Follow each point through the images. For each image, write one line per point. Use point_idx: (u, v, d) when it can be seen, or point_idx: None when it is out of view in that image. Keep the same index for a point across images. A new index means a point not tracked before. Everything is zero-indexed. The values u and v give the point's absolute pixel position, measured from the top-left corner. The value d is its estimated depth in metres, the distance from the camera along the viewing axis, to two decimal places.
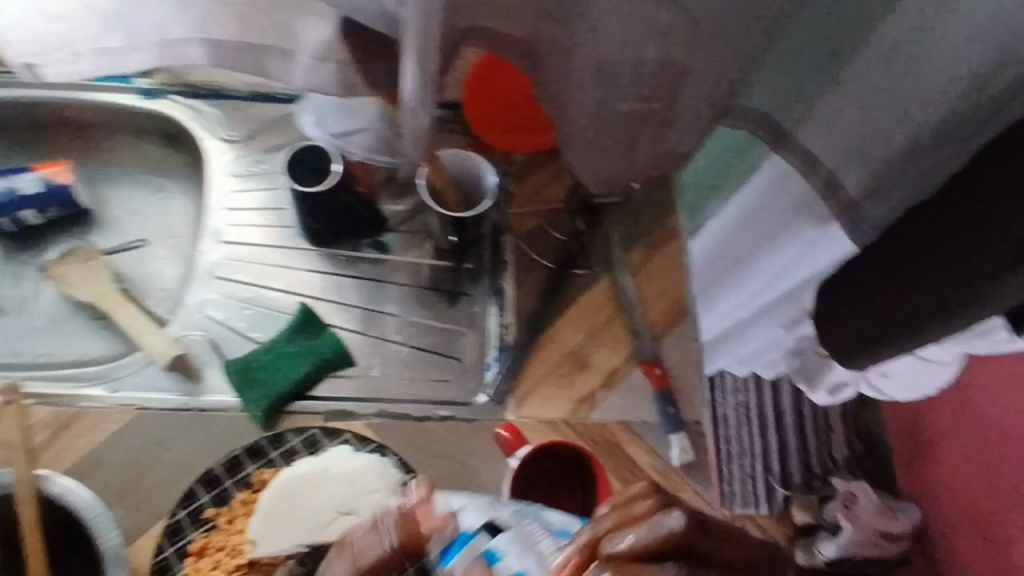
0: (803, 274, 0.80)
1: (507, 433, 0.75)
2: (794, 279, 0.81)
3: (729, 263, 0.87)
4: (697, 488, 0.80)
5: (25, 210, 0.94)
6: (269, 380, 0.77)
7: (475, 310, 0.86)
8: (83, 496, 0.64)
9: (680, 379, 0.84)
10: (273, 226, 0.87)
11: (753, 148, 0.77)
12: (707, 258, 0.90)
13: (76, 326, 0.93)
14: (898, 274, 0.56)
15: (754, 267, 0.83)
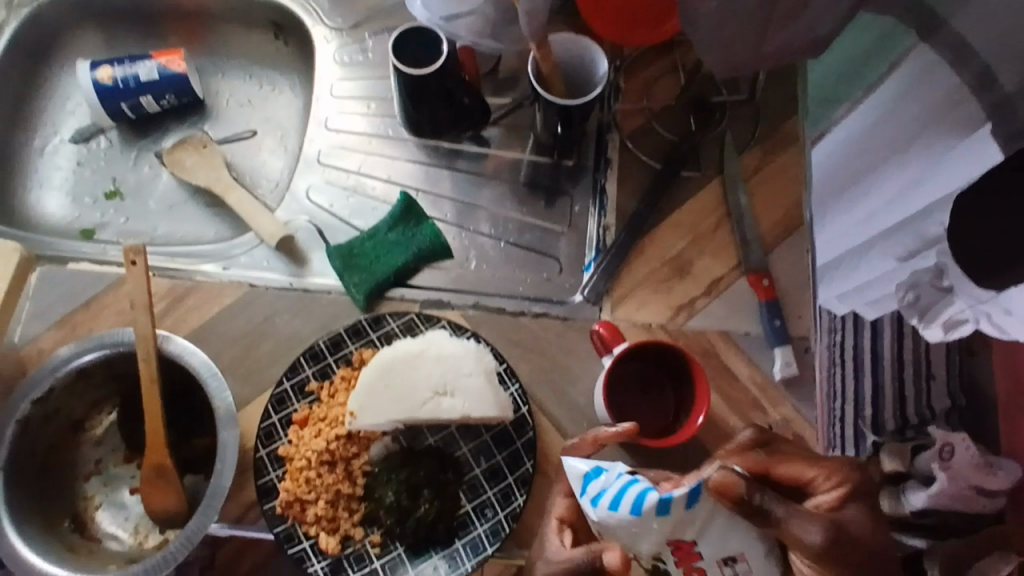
0: (944, 187, 0.58)
1: (604, 331, 0.71)
2: (934, 194, 0.58)
3: (842, 180, 0.74)
4: (799, 405, 0.76)
5: (143, 96, 0.97)
6: (371, 266, 0.78)
7: (575, 210, 0.83)
8: (199, 357, 0.67)
9: (788, 292, 0.80)
10: (377, 115, 0.87)
11: (896, 36, 0.60)
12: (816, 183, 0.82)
13: (191, 211, 0.97)
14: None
15: (878, 175, 0.67)
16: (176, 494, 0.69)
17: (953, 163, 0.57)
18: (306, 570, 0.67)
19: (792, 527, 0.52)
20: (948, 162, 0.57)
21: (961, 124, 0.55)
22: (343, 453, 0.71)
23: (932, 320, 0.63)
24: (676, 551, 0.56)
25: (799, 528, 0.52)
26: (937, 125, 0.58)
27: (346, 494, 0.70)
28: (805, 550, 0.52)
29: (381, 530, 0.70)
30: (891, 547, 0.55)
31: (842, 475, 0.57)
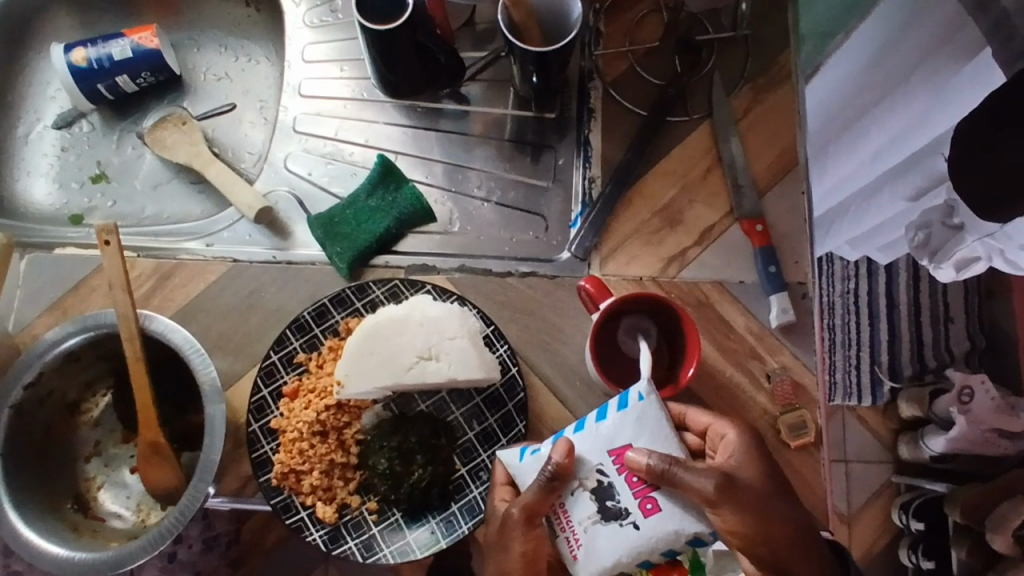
0: (934, 119, 0.68)
1: (590, 287, 0.69)
2: (925, 125, 0.70)
3: (849, 115, 0.78)
4: (797, 351, 0.74)
5: (119, 75, 0.95)
6: (353, 234, 0.77)
7: (560, 163, 0.81)
8: (183, 334, 0.66)
9: (784, 236, 0.77)
10: (351, 78, 0.85)
11: None
12: (816, 116, 0.83)
13: (178, 189, 0.96)
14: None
15: (906, 98, 0.70)
16: (173, 470, 0.70)
17: (909, 111, 0.70)
18: (305, 539, 0.67)
19: (688, 480, 0.55)
20: (949, 91, 0.65)
21: (947, 62, 0.64)
22: (334, 424, 0.71)
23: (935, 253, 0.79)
24: (615, 460, 0.58)
25: (691, 480, 0.55)
26: (919, 67, 0.67)
27: (340, 464, 0.70)
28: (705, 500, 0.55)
29: (377, 496, 0.70)
30: (781, 487, 0.60)
31: (726, 428, 0.63)
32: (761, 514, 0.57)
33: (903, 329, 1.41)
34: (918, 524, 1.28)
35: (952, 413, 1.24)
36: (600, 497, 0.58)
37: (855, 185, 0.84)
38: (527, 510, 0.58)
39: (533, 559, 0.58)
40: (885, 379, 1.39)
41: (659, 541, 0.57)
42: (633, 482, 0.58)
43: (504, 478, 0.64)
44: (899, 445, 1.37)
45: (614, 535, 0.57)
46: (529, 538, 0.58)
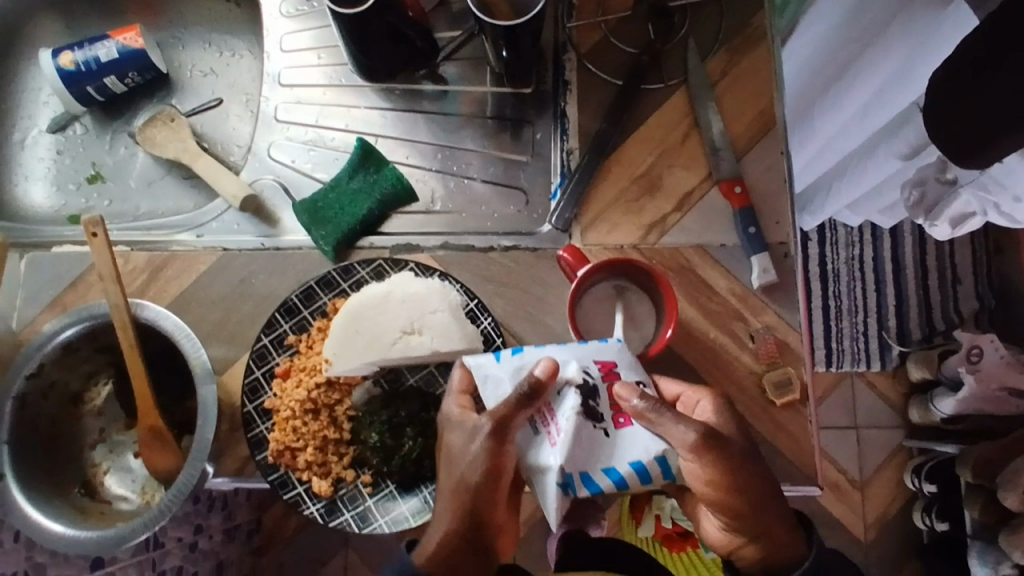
0: (920, 65, 0.70)
1: (568, 256, 0.70)
2: (915, 69, 0.71)
3: (832, 73, 0.79)
4: (780, 310, 0.74)
5: (107, 77, 0.97)
6: (337, 217, 0.78)
7: (538, 137, 0.81)
8: (173, 320, 0.68)
9: (763, 197, 0.77)
10: (329, 65, 0.86)
11: None
12: (800, 80, 0.84)
13: (169, 184, 0.99)
14: (999, 61, 0.55)
15: (887, 49, 0.71)
16: (172, 453, 0.72)
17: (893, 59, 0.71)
18: (302, 513, 0.70)
19: (666, 427, 0.55)
20: (931, 37, 0.66)
21: (922, 11, 0.65)
22: (326, 401, 0.73)
23: (930, 212, 0.83)
24: (601, 370, 0.58)
25: (672, 428, 0.55)
26: (895, 18, 0.67)
27: (334, 440, 0.73)
28: (683, 447, 0.54)
29: (371, 470, 0.72)
30: (756, 445, 0.60)
31: (699, 395, 0.63)
32: (738, 466, 0.56)
33: (910, 292, 1.39)
34: (931, 486, 1.26)
35: (962, 373, 1.22)
36: (583, 395, 0.56)
37: (856, 135, 0.87)
38: (498, 419, 0.56)
39: (497, 471, 0.57)
40: (893, 344, 1.37)
41: (626, 448, 0.56)
42: (614, 391, 0.57)
43: (463, 385, 0.63)
44: (910, 410, 1.35)
45: (588, 437, 0.55)
46: (499, 447, 0.56)
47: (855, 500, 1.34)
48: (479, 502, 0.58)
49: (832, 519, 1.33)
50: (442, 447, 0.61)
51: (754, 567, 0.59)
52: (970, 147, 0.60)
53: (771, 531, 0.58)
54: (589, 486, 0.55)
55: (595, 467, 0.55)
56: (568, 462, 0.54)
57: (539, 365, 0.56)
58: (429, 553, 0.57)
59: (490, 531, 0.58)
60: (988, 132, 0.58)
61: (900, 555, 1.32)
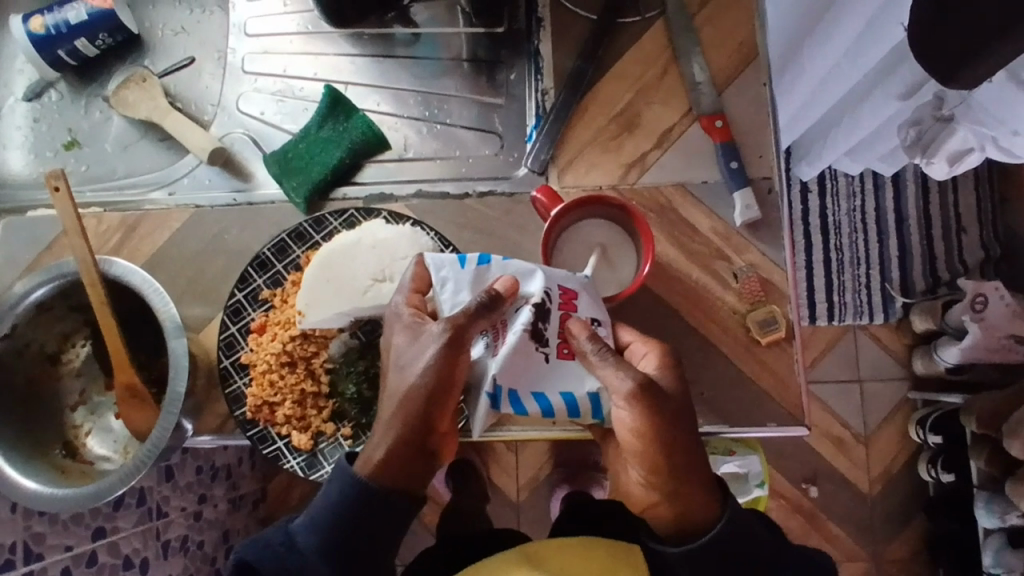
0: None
1: (543, 198, 0.68)
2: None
3: None
4: (764, 248, 0.72)
5: (78, 39, 0.95)
6: (307, 168, 0.76)
7: (512, 79, 0.80)
8: (140, 275, 0.67)
9: (746, 132, 0.74)
10: (297, 11, 0.85)
11: None
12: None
13: (146, 148, 0.96)
14: None
15: None
16: (151, 411, 0.71)
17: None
18: (283, 467, 0.69)
19: (604, 372, 0.55)
20: None
21: None
22: (301, 354, 0.71)
23: (927, 149, 0.80)
24: (561, 297, 0.58)
25: (611, 374, 0.54)
26: None
27: (312, 393, 0.71)
28: (617, 394, 0.54)
29: (351, 423, 0.71)
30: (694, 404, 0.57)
31: (645, 347, 0.60)
32: (671, 422, 0.54)
33: (912, 240, 1.36)
34: (935, 437, 1.23)
35: (966, 322, 1.19)
36: (535, 317, 0.56)
37: (851, 75, 0.88)
38: (455, 327, 0.54)
39: (447, 383, 0.56)
40: (897, 296, 1.34)
41: (562, 379, 0.57)
42: (566, 320, 0.57)
43: (416, 285, 0.61)
44: (914, 360, 1.32)
45: (530, 359, 0.56)
46: (453, 356, 0.55)
47: (859, 454, 1.33)
48: (429, 411, 0.57)
49: (836, 474, 1.32)
50: (388, 350, 0.60)
51: (665, 528, 0.56)
52: (957, 60, 0.57)
53: (688, 490, 0.55)
54: (514, 404, 0.57)
55: (526, 389, 0.56)
56: (501, 374, 0.55)
57: (499, 280, 0.57)
58: (378, 463, 0.57)
59: (435, 436, 0.58)
60: (975, 43, 0.55)
61: (905, 506, 1.31)
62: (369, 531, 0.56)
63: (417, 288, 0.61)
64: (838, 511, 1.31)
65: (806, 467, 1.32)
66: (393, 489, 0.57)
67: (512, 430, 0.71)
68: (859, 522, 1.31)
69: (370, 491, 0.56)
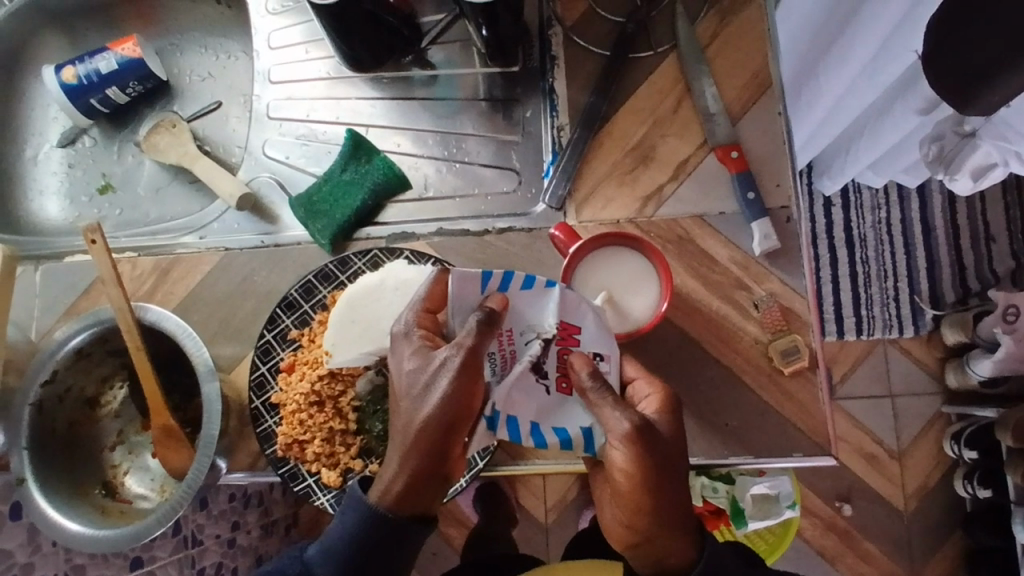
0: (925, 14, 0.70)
1: (560, 234, 0.70)
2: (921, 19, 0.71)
3: (845, 14, 0.80)
4: (784, 276, 0.72)
5: (109, 87, 0.99)
6: (330, 211, 0.78)
7: (528, 116, 0.81)
8: (174, 320, 0.69)
9: (762, 160, 0.75)
10: (318, 58, 0.88)
11: None
12: (819, 20, 0.85)
13: (177, 190, 1.01)
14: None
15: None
16: (187, 451, 0.73)
17: (891, 8, 0.72)
18: (314, 504, 0.71)
19: (604, 410, 0.54)
20: None
21: None
22: (329, 393, 0.73)
23: (949, 166, 0.80)
24: (562, 332, 0.59)
25: (609, 413, 0.54)
26: None
27: (340, 431, 0.73)
28: (614, 433, 0.54)
29: (378, 459, 0.73)
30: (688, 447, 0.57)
31: (647, 390, 0.60)
32: (663, 468, 0.54)
33: (940, 252, 1.34)
34: (971, 453, 1.21)
35: (998, 334, 1.16)
36: (538, 352, 0.58)
37: (870, 92, 0.88)
38: (467, 352, 0.54)
39: (465, 411, 0.55)
40: (926, 308, 1.32)
41: (558, 414, 0.59)
42: (564, 357, 0.58)
43: (430, 304, 0.61)
44: (947, 374, 1.30)
45: (530, 390, 0.58)
46: (468, 383, 0.55)
47: (893, 471, 1.30)
48: (446, 439, 0.56)
49: (870, 491, 1.30)
50: (396, 376, 0.59)
51: (643, 565, 0.57)
52: (975, 85, 0.57)
53: (667, 535, 0.55)
54: (510, 430, 0.59)
55: (526, 417, 0.58)
56: (500, 400, 0.57)
57: (491, 298, 0.57)
58: (398, 492, 0.58)
59: (449, 461, 0.57)
60: (988, 68, 0.54)
61: (943, 523, 1.28)
62: (385, 551, 0.59)
63: (431, 307, 0.61)
64: (874, 529, 1.29)
65: (839, 485, 1.30)
66: (411, 515, 0.59)
67: (535, 463, 0.73)
68: (897, 540, 1.29)
69: (389, 520, 0.58)
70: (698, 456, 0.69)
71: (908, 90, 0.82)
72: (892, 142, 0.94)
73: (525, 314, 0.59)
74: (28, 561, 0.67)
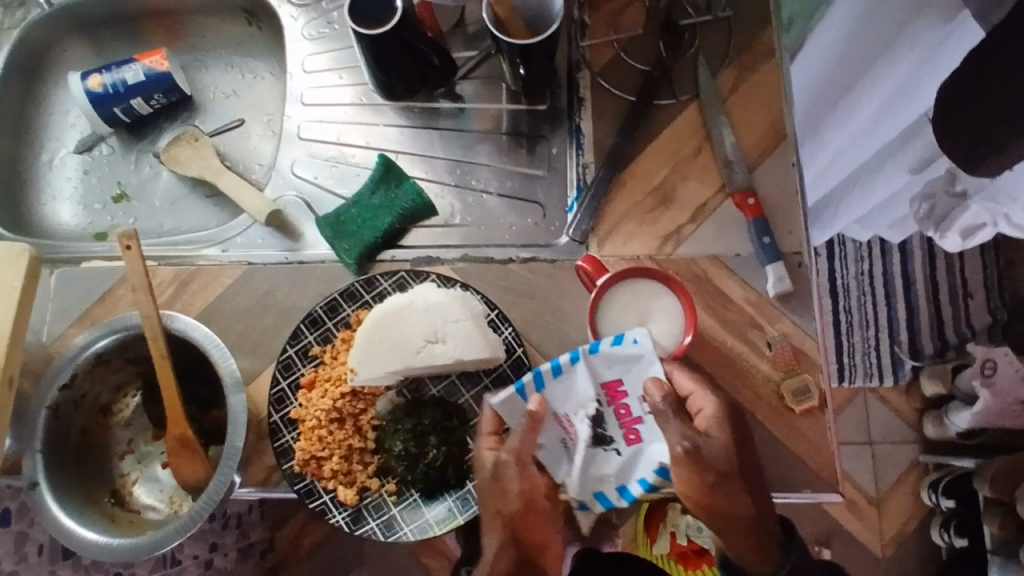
0: (929, 80, 0.75)
1: (586, 265, 0.72)
2: (924, 86, 0.76)
3: (843, 81, 0.85)
4: (796, 318, 0.75)
5: (133, 98, 1.00)
6: (358, 232, 0.80)
7: (553, 152, 0.84)
8: (203, 330, 0.70)
9: (777, 207, 0.79)
10: (349, 83, 0.90)
11: None
12: (818, 81, 0.89)
13: (194, 203, 1.01)
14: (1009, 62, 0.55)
15: (893, 57, 0.75)
16: (202, 463, 0.73)
17: (894, 75, 0.78)
18: (329, 521, 0.70)
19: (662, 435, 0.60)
20: (941, 49, 0.71)
21: (924, 26, 0.70)
22: (350, 410, 0.74)
23: (940, 224, 0.86)
24: (607, 392, 0.63)
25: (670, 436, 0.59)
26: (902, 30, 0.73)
27: (359, 449, 0.73)
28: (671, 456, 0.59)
29: (395, 479, 0.73)
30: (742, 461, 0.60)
31: (705, 402, 0.62)
32: (718, 485, 0.58)
33: (921, 306, 1.38)
34: (948, 502, 1.24)
35: (976, 386, 1.20)
36: (594, 423, 0.62)
37: (868, 147, 0.92)
38: (518, 452, 0.61)
39: (531, 499, 0.61)
40: (906, 358, 1.37)
41: (634, 466, 0.62)
42: (620, 413, 0.63)
43: (492, 428, 0.65)
44: (925, 424, 1.34)
45: (604, 460, 0.62)
46: (527, 478, 0.61)
47: (872, 516, 1.33)
48: (518, 526, 0.61)
49: (849, 535, 1.32)
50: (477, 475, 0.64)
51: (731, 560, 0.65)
52: (987, 146, 0.60)
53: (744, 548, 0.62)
54: (601, 502, 0.63)
55: (609, 487, 0.62)
56: (579, 487, 0.61)
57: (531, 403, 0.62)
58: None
59: (534, 549, 0.61)
60: (998, 131, 0.58)
61: (920, 570, 1.31)
62: None
63: (492, 423, 0.65)
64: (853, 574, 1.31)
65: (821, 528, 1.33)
66: None
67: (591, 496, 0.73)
68: None
69: None
70: None
71: (903, 146, 0.87)
72: (884, 195, 0.99)
73: (574, 392, 0.62)
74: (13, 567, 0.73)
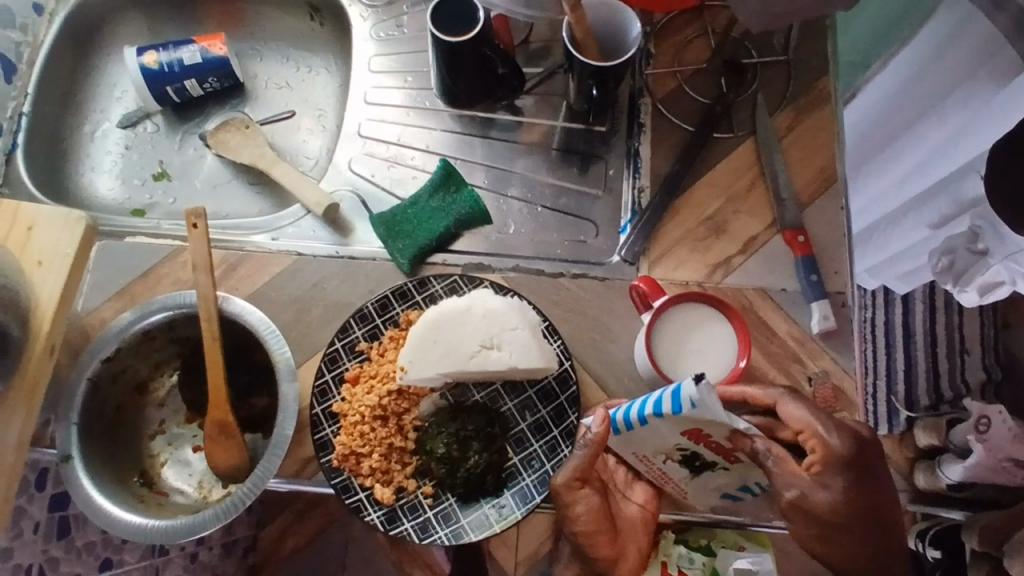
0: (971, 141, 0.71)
1: (643, 287, 0.73)
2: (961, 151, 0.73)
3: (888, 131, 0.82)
4: (837, 357, 0.77)
5: (187, 79, 1.01)
6: (414, 233, 0.82)
7: (610, 173, 0.85)
8: (258, 316, 0.70)
9: (824, 248, 0.81)
10: (411, 87, 0.91)
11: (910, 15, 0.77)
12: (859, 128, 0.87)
13: (237, 189, 1.01)
14: None
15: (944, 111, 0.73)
16: (239, 449, 0.72)
17: (944, 130, 0.74)
18: (363, 519, 0.70)
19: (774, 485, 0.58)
20: (987, 112, 0.68)
21: (984, 84, 0.67)
22: (394, 409, 0.74)
23: (958, 278, 0.81)
24: (692, 435, 0.58)
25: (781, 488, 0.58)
26: (959, 86, 0.70)
27: (399, 448, 0.73)
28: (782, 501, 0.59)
29: (432, 482, 0.72)
30: (863, 512, 0.58)
31: (819, 442, 0.60)
32: (832, 534, 0.58)
33: (918, 358, 1.38)
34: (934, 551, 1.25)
35: (970, 440, 1.22)
36: (686, 456, 0.62)
37: (891, 203, 0.88)
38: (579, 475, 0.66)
39: (597, 518, 0.65)
40: (901, 408, 1.38)
41: (744, 475, 0.63)
42: (712, 446, 0.58)
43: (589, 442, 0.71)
44: (916, 473, 1.36)
45: (710, 475, 0.64)
46: (591, 499, 0.66)
47: None
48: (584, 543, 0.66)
49: None
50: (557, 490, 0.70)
51: None
52: None
53: None
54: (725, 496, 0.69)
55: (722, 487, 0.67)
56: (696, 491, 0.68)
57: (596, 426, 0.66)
58: None
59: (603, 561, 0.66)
60: None
61: None
62: None
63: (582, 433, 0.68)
64: None
65: None
66: None
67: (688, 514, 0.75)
68: None
69: None
70: (744, 517, 0.74)
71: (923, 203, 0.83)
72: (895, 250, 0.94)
73: (654, 436, 0.61)
74: (9, 544, 0.68)
